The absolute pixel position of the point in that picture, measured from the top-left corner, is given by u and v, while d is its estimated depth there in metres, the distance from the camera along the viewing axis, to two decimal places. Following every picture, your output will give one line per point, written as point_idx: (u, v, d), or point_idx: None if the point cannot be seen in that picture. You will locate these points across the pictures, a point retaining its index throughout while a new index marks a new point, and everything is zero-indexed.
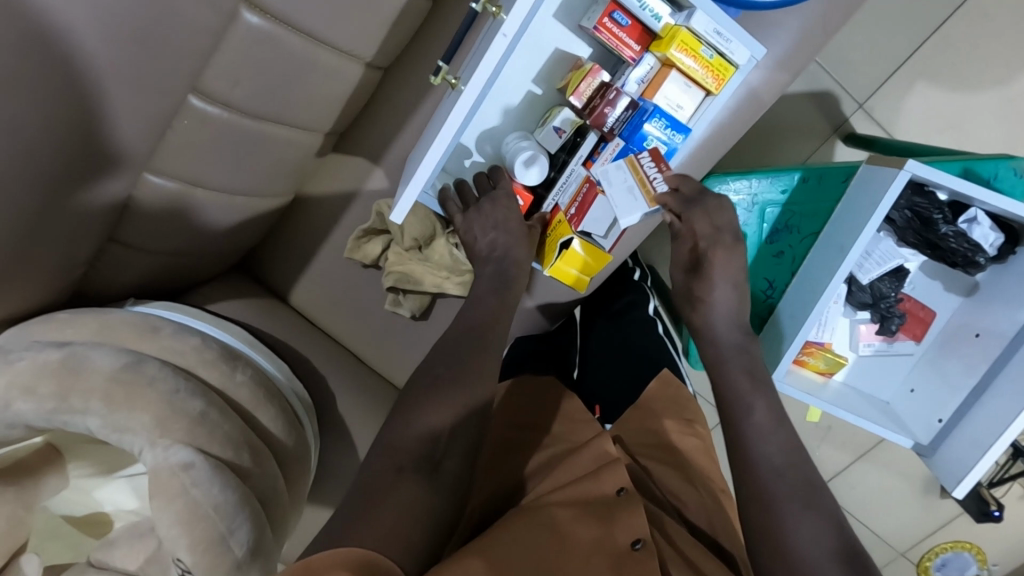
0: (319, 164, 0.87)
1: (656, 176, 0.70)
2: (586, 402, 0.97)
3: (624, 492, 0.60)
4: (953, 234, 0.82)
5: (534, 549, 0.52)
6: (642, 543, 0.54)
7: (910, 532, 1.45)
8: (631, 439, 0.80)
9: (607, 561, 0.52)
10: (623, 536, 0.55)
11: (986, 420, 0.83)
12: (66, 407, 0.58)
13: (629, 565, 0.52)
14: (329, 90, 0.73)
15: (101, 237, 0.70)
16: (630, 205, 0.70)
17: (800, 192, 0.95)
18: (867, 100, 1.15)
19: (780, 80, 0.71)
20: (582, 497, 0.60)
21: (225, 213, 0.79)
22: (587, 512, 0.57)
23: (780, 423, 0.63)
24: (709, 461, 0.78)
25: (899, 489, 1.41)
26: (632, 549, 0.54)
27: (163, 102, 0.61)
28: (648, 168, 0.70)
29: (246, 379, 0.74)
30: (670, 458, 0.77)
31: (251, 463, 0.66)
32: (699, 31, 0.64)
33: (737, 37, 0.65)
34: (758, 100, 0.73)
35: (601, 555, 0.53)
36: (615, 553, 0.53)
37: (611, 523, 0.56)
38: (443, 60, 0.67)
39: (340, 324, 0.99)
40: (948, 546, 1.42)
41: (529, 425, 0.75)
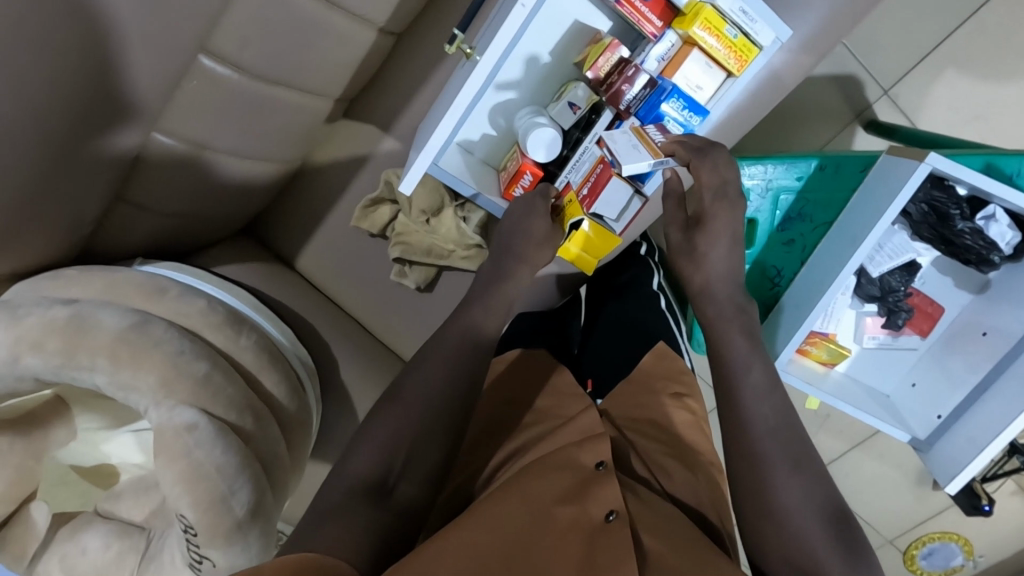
0: (329, 131, 0.86)
1: (656, 135, 0.68)
2: (579, 376, 0.96)
3: (603, 466, 0.60)
4: (969, 231, 0.81)
5: (505, 515, 0.51)
6: (615, 515, 0.54)
7: (899, 522, 1.47)
8: (625, 412, 0.80)
9: (582, 539, 0.52)
10: (596, 510, 0.54)
11: (984, 420, 0.83)
12: (73, 363, 0.59)
13: (603, 539, 0.52)
14: (340, 55, 0.72)
15: (109, 197, 0.70)
16: (634, 153, 0.65)
17: (816, 179, 0.93)
18: (892, 87, 1.12)
19: (803, 63, 0.69)
20: (561, 470, 0.59)
21: (232, 176, 0.79)
22: (563, 486, 0.56)
23: (768, 391, 0.62)
24: (703, 437, 0.79)
25: (892, 479, 1.43)
26: (605, 522, 0.53)
27: (174, 62, 0.60)
28: (650, 132, 0.68)
29: (251, 343, 0.75)
30: (660, 436, 0.76)
31: (253, 427, 0.67)
32: (723, 7, 0.62)
33: (765, 16, 0.62)
34: (780, 84, 0.71)
35: (576, 533, 0.52)
36: (589, 531, 0.52)
37: (584, 500, 0.55)
38: (458, 29, 0.66)
39: (345, 292, 0.99)
40: (936, 536, 1.45)
41: (517, 402, 0.74)
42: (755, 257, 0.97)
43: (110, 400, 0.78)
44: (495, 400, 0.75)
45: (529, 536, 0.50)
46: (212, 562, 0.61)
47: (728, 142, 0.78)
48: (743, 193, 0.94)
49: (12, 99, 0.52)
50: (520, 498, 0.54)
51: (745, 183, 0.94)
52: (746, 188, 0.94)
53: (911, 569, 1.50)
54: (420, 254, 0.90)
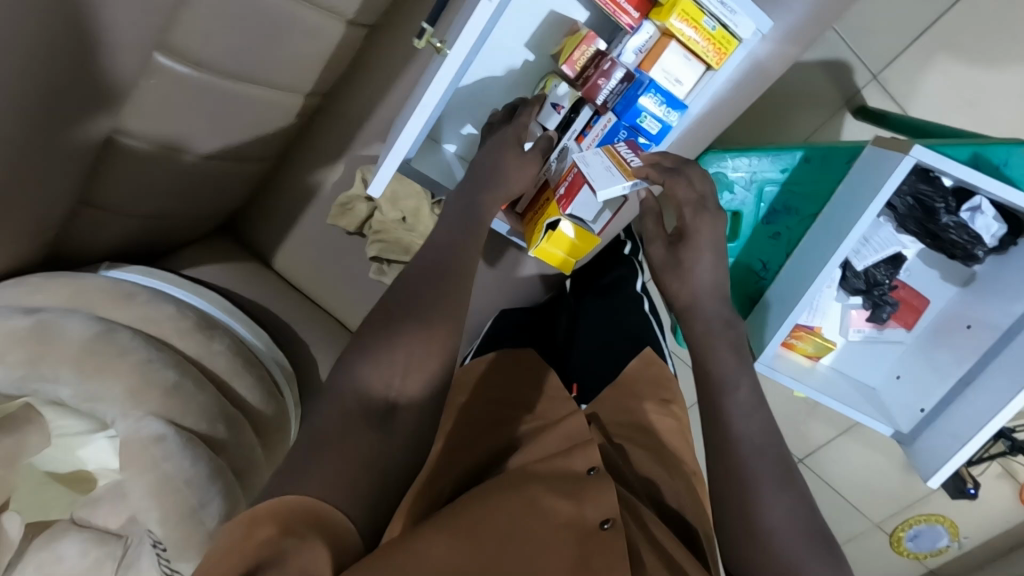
0: (303, 126, 0.84)
1: (631, 157, 0.66)
2: (566, 380, 0.94)
3: (594, 471, 0.57)
4: (953, 225, 0.80)
5: (488, 511, 0.47)
6: (611, 522, 0.51)
7: (887, 506, 1.49)
8: (611, 416, 0.79)
9: (575, 539, 0.48)
10: (592, 513, 0.51)
11: (968, 413, 0.83)
12: (36, 375, 0.57)
13: (596, 543, 0.49)
14: (308, 49, 0.69)
15: (72, 201, 0.67)
16: (608, 179, 0.63)
17: (801, 171, 0.92)
18: (882, 71, 1.10)
19: (789, 54, 0.67)
20: (554, 469, 0.56)
21: (200, 175, 0.76)
22: (558, 485, 0.53)
23: (754, 407, 0.59)
24: (685, 446, 0.79)
25: (880, 465, 1.44)
26: (599, 528, 0.50)
27: (130, 62, 0.58)
28: (623, 153, 0.66)
29: (224, 348, 0.73)
30: (644, 439, 0.76)
31: (227, 435, 0.66)
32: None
33: (745, 8, 0.60)
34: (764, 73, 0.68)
35: (569, 531, 0.49)
36: (584, 535, 0.49)
37: (580, 500, 0.52)
38: (428, 22, 0.63)
39: (325, 289, 0.97)
40: (922, 519, 1.47)
41: (503, 407, 0.73)
42: (739, 250, 0.95)
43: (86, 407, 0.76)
44: (481, 405, 0.73)
45: (519, 535, 0.46)
46: None
47: (709, 134, 0.76)
48: (727, 185, 0.93)
49: None
50: (505, 492, 0.50)
51: (729, 175, 0.93)
52: (731, 180, 0.93)
53: (898, 551, 1.53)
54: (400, 253, 0.88)
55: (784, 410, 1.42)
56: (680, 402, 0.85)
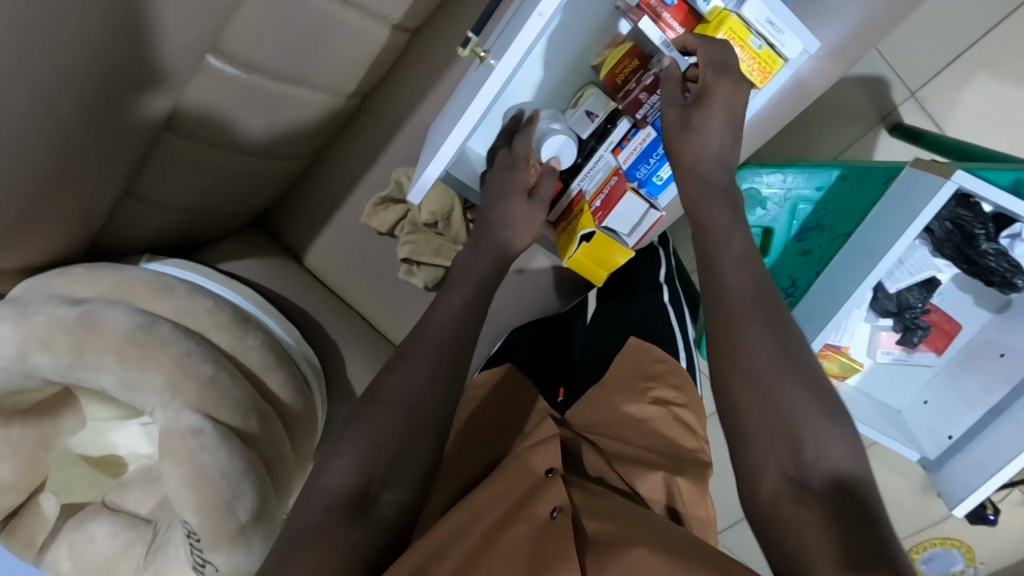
0: (340, 126, 0.85)
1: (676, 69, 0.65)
2: (550, 386, 0.95)
3: (553, 472, 0.55)
4: (993, 253, 0.78)
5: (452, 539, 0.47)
6: (560, 513, 0.50)
7: (902, 528, 1.47)
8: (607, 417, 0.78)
9: (527, 540, 0.48)
10: (540, 510, 0.50)
11: (996, 445, 0.82)
12: (82, 363, 0.59)
13: (548, 539, 0.48)
14: (352, 51, 0.70)
15: (118, 194, 0.69)
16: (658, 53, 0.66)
17: (836, 190, 0.90)
18: (921, 89, 1.08)
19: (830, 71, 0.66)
20: (507, 475, 0.54)
21: (241, 172, 0.77)
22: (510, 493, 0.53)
23: None
24: (680, 430, 0.78)
25: (897, 486, 1.42)
26: (550, 519, 0.50)
27: (185, 61, 0.59)
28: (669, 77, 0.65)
29: (258, 343, 0.74)
30: (636, 439, 0.76)
31: (259, 429, 0.67)
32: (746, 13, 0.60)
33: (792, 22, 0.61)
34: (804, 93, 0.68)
35: (522, 538, 0.48)
36: (537, 529, 0.49)
37: (531, 502, 0.51)
38: (473, 31, 0.64)
39: (354, 288, 0.99)
40: (938, 543, 1.45)
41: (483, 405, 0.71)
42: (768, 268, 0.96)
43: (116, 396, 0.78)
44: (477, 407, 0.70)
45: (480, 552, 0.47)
46: (216, 566, 0.61)
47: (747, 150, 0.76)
48: (760, 201, 0.93)
49: (23, 103, 0.51)
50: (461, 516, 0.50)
51: (763, 191, 0.93)
52: (764, 197, 0.93)
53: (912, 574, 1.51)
54: (429, 254, 0.88)
55: None
56: (668, 383, 0.84)
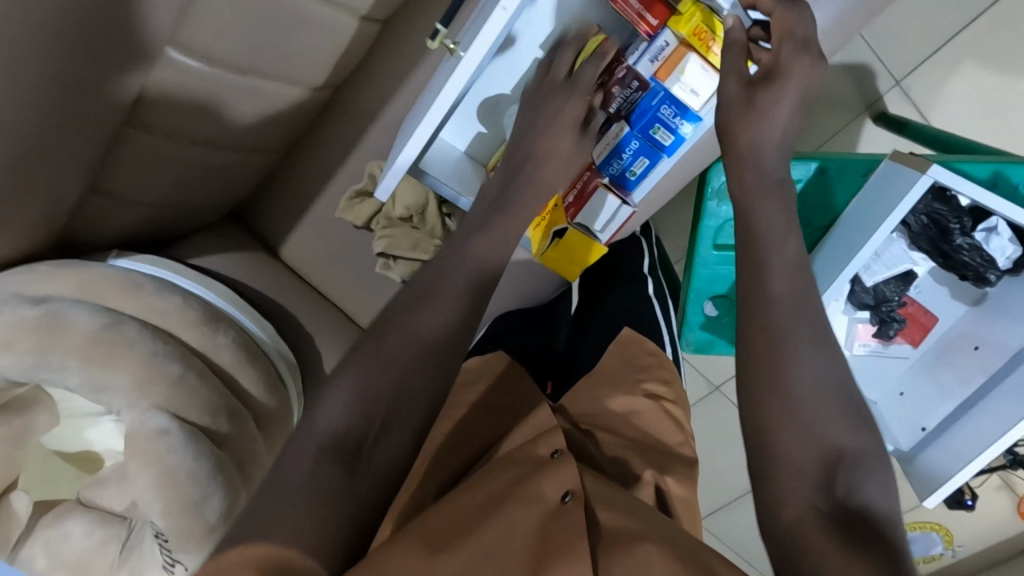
0: (313, 118, 0.83)
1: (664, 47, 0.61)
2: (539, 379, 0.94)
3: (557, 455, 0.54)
4: (967, 247, 0.78)
5: (447, 521, 0.44)
6: (571, 496, 0.48)
7: None
8: (601, 401, 0.77)
9: (537, 517, 0.46)
10: (550, 492, 0.48)
11: (972, 435, 0.83)
12: (44, 364, 0.58)
13: (557, 518, 0.46)
14: (320, 43, 0.68)
15: (81, 191, 0.67)
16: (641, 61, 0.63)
17: (815, 182, 0.88)
18: (906, 78, 1.07)
19: None
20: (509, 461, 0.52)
21: (208, 166, 0.76)
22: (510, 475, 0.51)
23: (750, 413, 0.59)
24: (668, 424, 0.76)
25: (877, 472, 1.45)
26: (561, 503, 0.48)
27: (145, 55, 0.58)
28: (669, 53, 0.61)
29: (229, 341, 0.73)
30: (628, 432, 0.73)
31: (229, 429, 0.66)
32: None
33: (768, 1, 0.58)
34: None
35: (531, 514, 0.46)
36: (549, 511, 0.47)
37: (539, 478, 0.50)
38: (442, 22, 0.62)
39: (332, 282, 0.97)
40: (917, 527, 1.49)
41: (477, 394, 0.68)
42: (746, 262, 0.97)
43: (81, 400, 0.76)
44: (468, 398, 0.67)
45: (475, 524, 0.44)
46: (185, 566, 0.61)
47: None
48: None
49: None
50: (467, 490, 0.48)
51: None
52: None
53: None
54: (404, 248, 0.87)
55: None
56: (658, 377, 0.83)
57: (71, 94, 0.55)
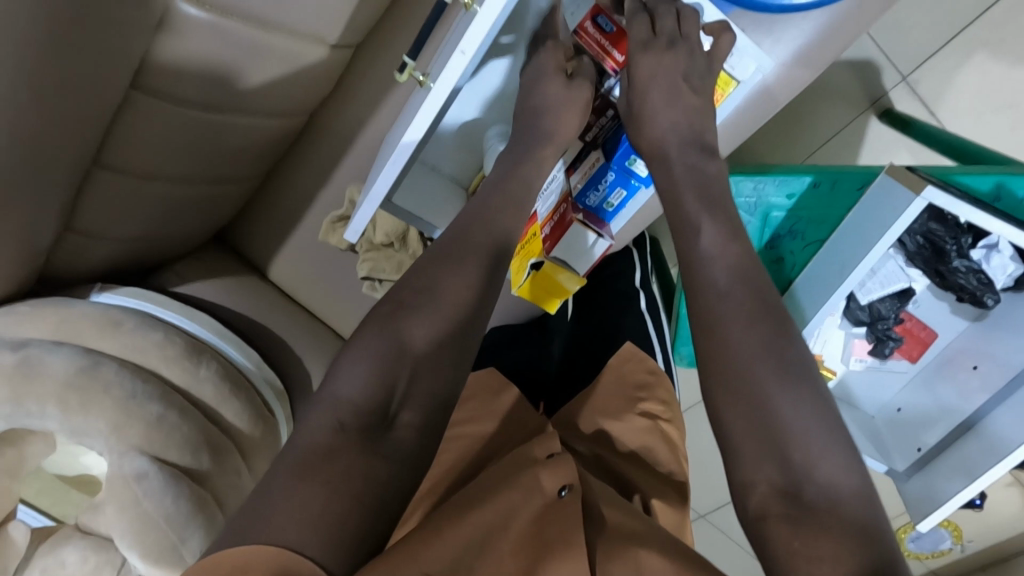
0: (289, 141, 0.82)
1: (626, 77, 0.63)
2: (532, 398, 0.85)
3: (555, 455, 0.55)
4: (963, 270, 0.76)
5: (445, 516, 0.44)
6: (568, 490, 0.50)
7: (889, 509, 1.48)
8: (594, 418, 0.74)
9: (534, 513, 0.47)
10: (550, 485, 0.50)
11: (980, 449, 0.80)
12: (23, 412, 0.60)
13: (556, 515, 0.48)
14: (287, 74, 0.67)
15: (53, 231, 0.67)
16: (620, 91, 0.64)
17: (808, 197, 0.85)
18: (912, 73, 1.02)
19: (799, 77, 0.61)
20: (507, 461, 0.54)
21: (185, 198, 0.75)
22: (502, 473, 0.51)
23: None
24: (661, 443, 0.73)
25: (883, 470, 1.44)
26: (557, 497, 0.50)
27: (103, 100, 0.57)
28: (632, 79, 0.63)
29: (211, 374, 0.74)
30: (620, 452, 0.71)
31: (211, 466, 0.67)
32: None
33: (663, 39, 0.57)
34: (771, 100, 0.64)
35: (527, 516, 0.47)
36: (544, 505, 0.48)
37: (536, 472, 0.51)
38: (409, 55, 0.60)
39: (320, 301, 0.97)
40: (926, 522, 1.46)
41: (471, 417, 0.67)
42: None
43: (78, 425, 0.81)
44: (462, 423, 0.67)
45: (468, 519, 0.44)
46: None
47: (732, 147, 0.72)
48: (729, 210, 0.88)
49: None
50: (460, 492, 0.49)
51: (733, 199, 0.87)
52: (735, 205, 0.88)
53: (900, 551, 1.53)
54: (389, 272, 0.86)
55: None
56: (657, 396, 0.79)
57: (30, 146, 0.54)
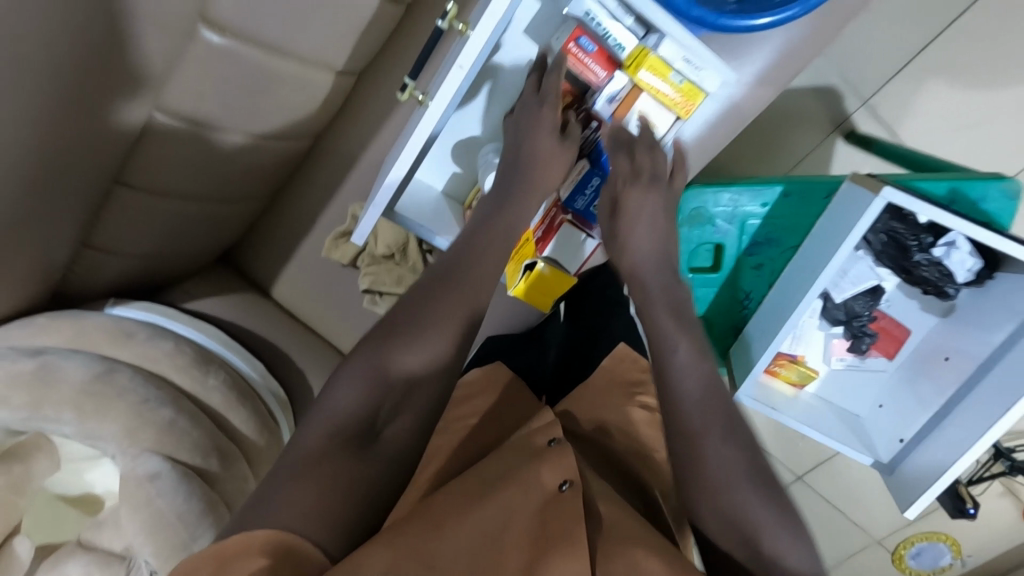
0: (294, 164, 0.87)
1: (618, 92, 0.68)
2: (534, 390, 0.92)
3: (555, 443, 0.60)
4: (926, 263, 0.82)
5: (450, 505, 0.48)
6: (569, 485, 0.53)
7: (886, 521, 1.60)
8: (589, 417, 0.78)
9: (536, 501, 0.51)
10: (551, 478, 0.53)
11: (956, 433, 0.84)
12: (40, 416, 0.62)
13: (556, 505, 0.51)
14: (296, 98, 0.73)
15: (72, 244, 0.71)
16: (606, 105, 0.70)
17: (781, 206, 0.91)
18: (871, 97, 1.08)
19: (765, 94, 0.68)
20: (511, 455, 0.57)
21: (196, 216, 0.80)
22: (503, 468, 0.54)
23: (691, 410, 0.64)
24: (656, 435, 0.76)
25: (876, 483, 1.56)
26: (558, 491, 0.52)
27: (128, 115, 0.62)
28: (622, 92, 0.68)
29: (219, 382, 0.76)
30: (617, 445, 0.74)
31: (220, 468, 0.69)
32: (584, 23, 0.64)
33: (645, 176, 0.69)
34: (740, 116, 0.70)
35: (530, 502, 0.50)
36: (547, 498, 0.51)
37: (539, 465, 0.54)
38: (410, 77, 0.66)
39: (322, 317, 1.01)
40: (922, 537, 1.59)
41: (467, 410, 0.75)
42: (722, 284, 0.97)
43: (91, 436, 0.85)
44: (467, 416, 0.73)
45: (470, 514, 0.47)
46: None
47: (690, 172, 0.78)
48: (709, 220, 0.93)
49: None
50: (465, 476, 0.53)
51: (711, 210, 0.92)
52: (713, 214, 0.93)
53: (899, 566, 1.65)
54: (390, 284, 0.91)
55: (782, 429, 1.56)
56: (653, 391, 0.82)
57: (54, 161, 0.59)
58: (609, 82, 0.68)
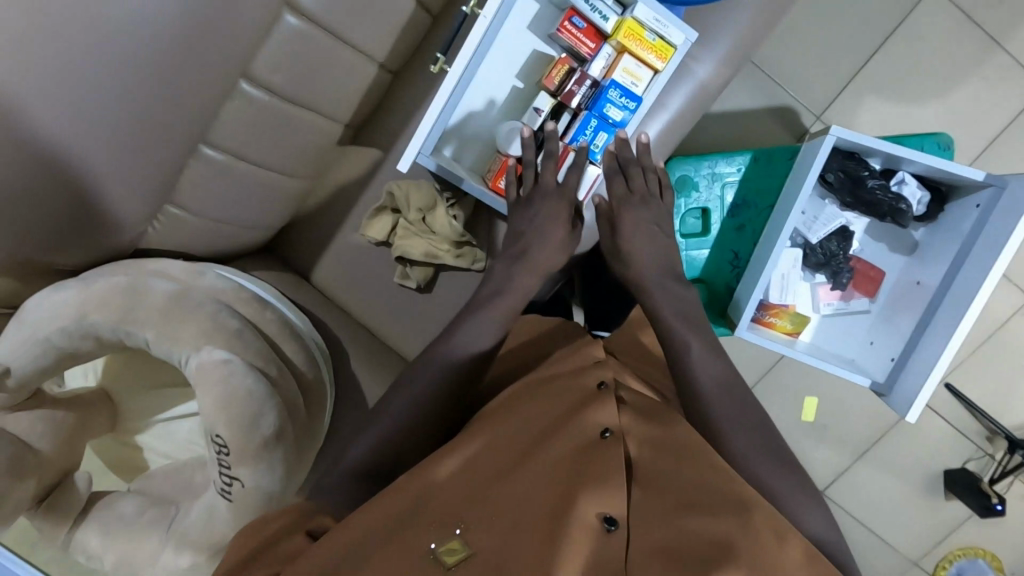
0: (340, 153, 1.03)
1: (605, 58, 0.86)
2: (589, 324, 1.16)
3: (602, 386, 0.73)
4: (879, 187, 0.95)
5: (515, 454, 0.62)
6: (609, 430, 0.66)
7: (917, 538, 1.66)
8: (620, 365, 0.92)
9: (582, 444, 0.64)
10: (594, 426, 0.66)
11: (936, 339, 0.89)
12: (131, 317, 0.72)
13: (600, 445, 0.64)
14: (348, 83, 0.91)
15: (156, 198, 0.84)
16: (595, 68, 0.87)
17: (753, 170, 1.07)
18: (823, 113, 1.31)
19: (724, 74, 0.89)
20: (563, 405, 0.71)
21: (260, 188, 0.94)
22: (556, 416, 0.68)
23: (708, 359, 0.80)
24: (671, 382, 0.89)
25: (896, 491, 1.64)
26: (600, 435, 0.65)
27: (220, 82, 0.78)
28: (608, 57, 0.86)
29: (276, 317, 0.85)
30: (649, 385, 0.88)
31: (279, 376, 0.77)
32: (575, 4, 0.83)
33: (636, 198, 0.91)
34: (708, 91, 0.90)
35: (578, 446, 0.64)
36: (589, 441, 0.64)
37: (583, 416, 0.68)
38: (440, 51, 0.87)
39: (356, 300, 1.12)
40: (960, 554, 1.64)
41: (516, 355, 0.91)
42: (714, 245, 1.10)
43: (149, 394, 0.93)
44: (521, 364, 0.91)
45: (532, 460, 0.60)
46: (242, 484, 0.70)
47: (669, 143, 0.93)
48: (693, 186, 1.08)
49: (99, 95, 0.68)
50: (516, 421, 0.67)
51: (693, 177, 1.08)
52: (696, 182, 1.09)
53: None
54: (417, 252, 1.02)
55: (796, 436, 1.62)
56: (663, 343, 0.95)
57: (160, 102, 0.74)
58: (595, 51, 0.86)
